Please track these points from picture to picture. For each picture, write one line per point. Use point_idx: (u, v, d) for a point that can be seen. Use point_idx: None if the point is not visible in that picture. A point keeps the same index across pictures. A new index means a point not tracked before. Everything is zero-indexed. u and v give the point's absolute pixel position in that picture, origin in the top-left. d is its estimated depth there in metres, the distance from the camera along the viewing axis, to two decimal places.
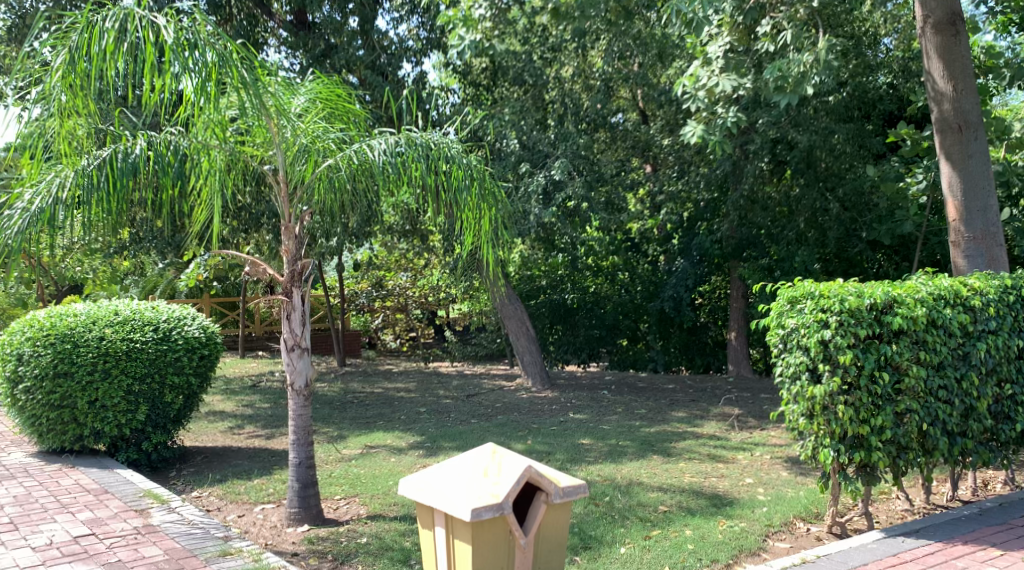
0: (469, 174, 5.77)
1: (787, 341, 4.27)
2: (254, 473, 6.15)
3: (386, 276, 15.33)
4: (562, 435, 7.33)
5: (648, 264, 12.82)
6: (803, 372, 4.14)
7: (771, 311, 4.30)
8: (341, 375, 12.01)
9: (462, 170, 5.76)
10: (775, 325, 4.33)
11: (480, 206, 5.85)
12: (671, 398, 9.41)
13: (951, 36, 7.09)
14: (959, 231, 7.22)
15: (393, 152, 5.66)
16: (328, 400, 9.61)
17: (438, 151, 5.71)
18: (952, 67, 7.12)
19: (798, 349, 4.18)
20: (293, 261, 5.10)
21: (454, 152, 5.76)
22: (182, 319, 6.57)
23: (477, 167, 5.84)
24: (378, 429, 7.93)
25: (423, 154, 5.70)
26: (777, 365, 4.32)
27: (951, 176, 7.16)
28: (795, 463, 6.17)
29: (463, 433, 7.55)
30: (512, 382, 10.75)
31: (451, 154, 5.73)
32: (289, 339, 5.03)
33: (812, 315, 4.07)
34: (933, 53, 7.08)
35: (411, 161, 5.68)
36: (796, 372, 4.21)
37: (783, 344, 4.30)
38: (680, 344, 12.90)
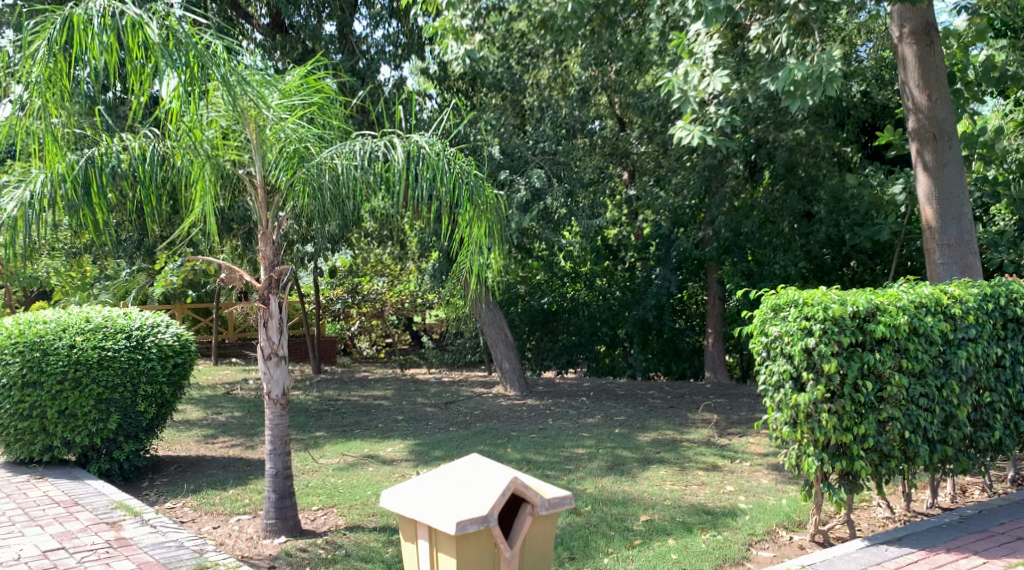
0: (455, 178, 5.72)
1: (770, 349, 4.25)
2: (229, 483, 6.04)
3: (362, 282, 14.96)
4: (542, 443, 7.30)
5: (626, 270, 12.84)
6: (787, 380, 4.12)
7: (754, 318, 4.28)
8: (317, 382, 11.89)
9: (448, 173, 5.71)
10: (759, 333, 4.31)
11: (466, 210, 5.80)
12: (650, 405, 9.41)
13: (926, 46, 7.17)
14: (934, 239, 7.27)
15: (377, 156, 5.66)
16: (304, 408, 9.50)
17: (421, 155, 5.68)
18: (927, 78, 7.19)
19: (781, 356, 4.16)
20: (270, 268, 4.99)
21: (439, 156, 5.71)
22: (156, 326, 6.43)
23: (462, 170, 5.78)
24: (355, 436, 7.85)
25: (406, 159, 5.65)
26: (761, 374, 4.29)
27: (927, 185, 7.22)
28: (774, 470, 6.17)
29: (442, 440, 7.49)
30: (490, 388, 10.69)
31: (435, 157, 5.69)
32: (266, 347, 4.93)
33: (796, 322, 4.05)
34: (908, 64, 7.16)
35: (393, 165, 5.63)
36: (780, 381, 4.19)
37: (767, 352, 4.28)
38: (658, 350, 12.91)
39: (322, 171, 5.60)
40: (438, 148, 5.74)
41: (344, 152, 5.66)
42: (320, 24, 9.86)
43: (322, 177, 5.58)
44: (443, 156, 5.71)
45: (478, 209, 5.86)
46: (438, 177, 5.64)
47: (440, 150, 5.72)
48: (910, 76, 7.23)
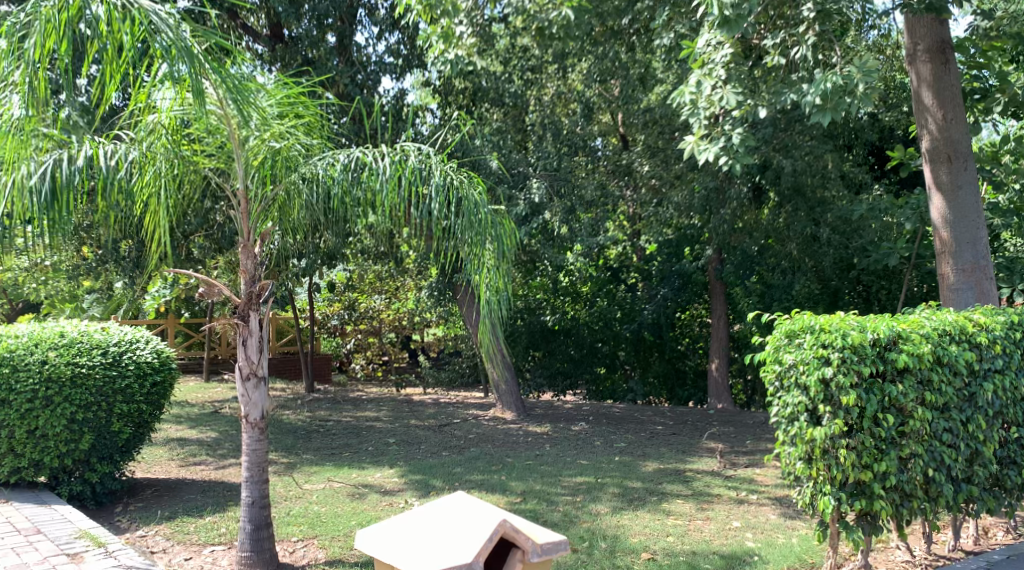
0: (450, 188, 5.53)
1: (784, 379, 3.94)
2: (207, 510, 5.73)
3: (359, 298, 14.61)
4: (538, 470, 6.98)
5: (627, 291, 12.51)
6: (802, 413, 3.81)
7: (767, 345, 3.98)
8: (309, 401, 11.56)
9: (442, 185, 5.53)
10: (772, 360, 4.00)
11: (466, 222, 5.53)
12: (651, 431, 9.09)
13: (941, 64, 6.92)
14: (948, 264, 6.97)
15: (366, 170, 5.50)
16: (293, 428, 9.18)
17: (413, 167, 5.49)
18: (941, 97, 6.94)
19: (795, 386, 3.86)
20: (251, 283, 4.71)
21: (432, 167, 5.55)
22: (134, 342, 6.13)
23: (458, 182, 5.56)
24: (344, 461, 7.53)
25: (395, 171, 5.48)
26: (773, 405, 3.98)
27: (941, 207, 6.92)
28: (783, 504, 5.86)
29: (434, 467, 7.18)
30: (486, 411, 10.38)
31: (428, 169, 5.54)
32: (244, 367, 4.63)
33: (812, 350, 3.74)
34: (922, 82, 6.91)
35: (379, 178, 5.45)
36: (794, 413, 3.87)
37: (780, 382, 3.97)
38: (661, 374, 12.64)
39: (308, 184, 5.46)
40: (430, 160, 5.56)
41: (328, 164, 5.51)
42: (319, 35, 9.63)
43: (308, 190, 5.46)
44: (436, 167, 5.55)
45: (482, 223, 5.57)
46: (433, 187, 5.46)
47: (432, 162, 5.54)
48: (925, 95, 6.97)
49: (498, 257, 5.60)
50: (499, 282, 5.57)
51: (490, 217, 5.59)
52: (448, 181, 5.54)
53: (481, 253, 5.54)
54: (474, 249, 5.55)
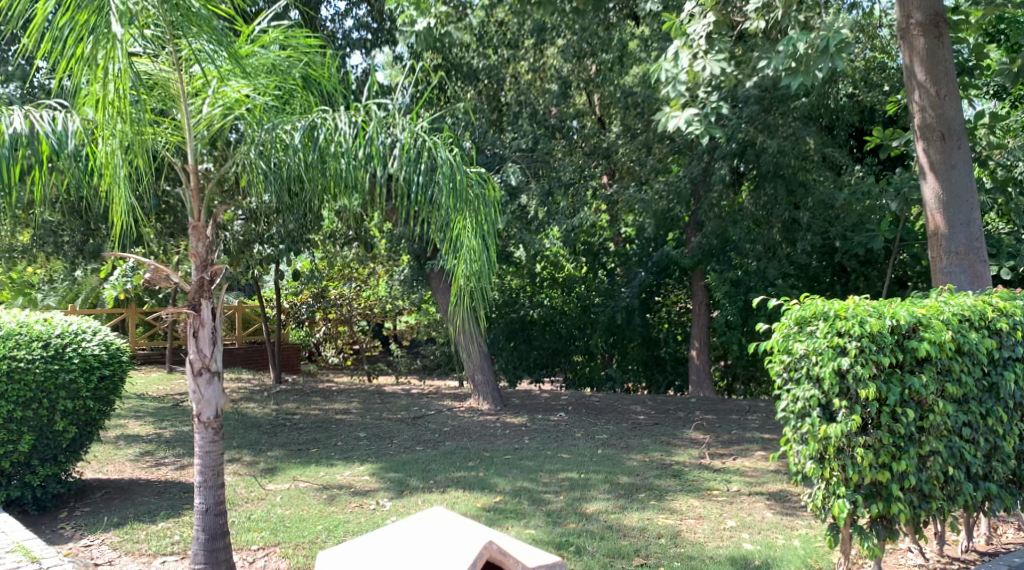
0: (425, 156, 5.19)
1: (793, 370, 3.59)
2: (159, 514, 5.28)
3: (329, 286, 14.11)
4: (517, 465, 6.61)
5: (606, 276, 12.12)
6: (814, 408, 3.46)
7: (774, 333, 3.63)
8: (275, 392, 11.10)
9: (417, 153, 5.20)
10: (779, 349, 3.65)
11: (446, 193, 5.17)
12: (633, 421, 8.74)
13: (935, 39, 6.54)
14: (940, 247, 6.61)
15: (326, 140, 5.13)
16: (258, 423, 8.71)
17: (381, 133, 5.16)
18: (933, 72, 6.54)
19: (806, 378, 3.51)
20: (202, 269, 4.27)
21: (404, 135, 5.21)
22: (80, 333, 5.66)
23: (429, 146, 5.22)
24: (311, 457, 7.11)
25: (361, 140, 5.14)
26: (780, 400, 3.63)
27: (934, 188, 6.55)
28: (778, 499, 5.54)
29: (407, 463, 6.78)
30: (461, 401, 9.98)
31: (401, 136, 5.20)
32: (195, 362, 4.20)
33: (826, 339, 3.39)
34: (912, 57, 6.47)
35: (342, 147, 5.11)
36: (805, 408, 3.52)
37: (787, 373, 3.62)
38: (640, 360, 12.29)
39: (262, 154, 5.09)
40: (403, 127, 5.22)
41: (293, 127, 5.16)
42: (282, 8, 9.16)
43: (262, 161, 5.10)
44: (409, 133, 5.22)
45: (463, 193, 5.21)
46: (407, 145, 5.15)
47: (405, 129, 5.22)
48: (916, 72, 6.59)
49: (476, 228, 5.22)
50: (480, 258, 5.22)
51: (470, 186, 5.21)
52: (424, 149, 5.21)
53: (461, 225, 5.18)
54: (454, 221, 5.19)
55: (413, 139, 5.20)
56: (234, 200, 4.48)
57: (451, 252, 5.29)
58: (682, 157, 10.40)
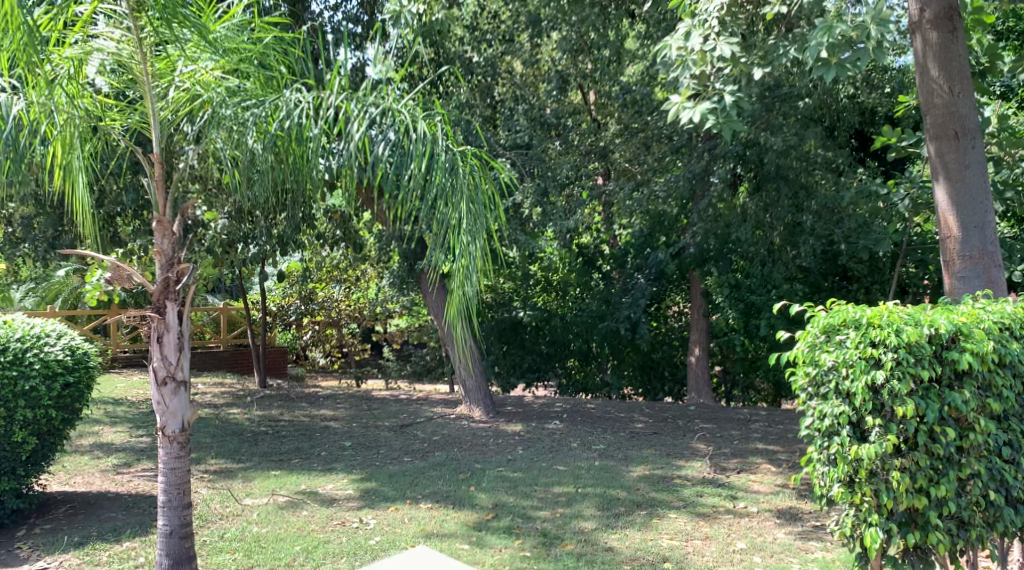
0: (414, 139, 4.93)
1: (818, 383, 3.74)
2: (126, 532, 4.91)
3: (317, 288, 13.79)
4: (512, 478, 6.26)
5: (601, 280, 11.75)
6: (846, 427, 3.61)
7: (801, 345, 3.78)
8: (259, 398, 10.70)
9: (407, 134, 4.95)
10: (805, 360, 3.80)
11: (437, 180, 4.91)
12: (631, 430, 8.40)
13: (949, 33, 6.01)
14: (952, 250, 6.09)
15: (299, 121, 4.91)
16: (239, 430, 8.33)
17: (367, 113, 4.93)
18: (947, 68, 6.04)
19: (834, 393, 3.66)
20: (167, 267, 3.91)
21: (393, 113, 4.98)
22: (42, 337, 5.30)
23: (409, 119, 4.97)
24: (293, 468, 6.73)
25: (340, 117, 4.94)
26: (807, 416, 3.79)
27: (946, 190, 6.04)
28: (789, 518, 5.22)
29: (394, 474, 6.41)
30: (452, 408, 9.62)
31: (388, 114, 4.98)
32: (160, 371, 3.85)
33: (859, 351, 3.54)
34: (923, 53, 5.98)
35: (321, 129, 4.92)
36: (833, 428, 3.68)
37: (814, 388, 3.78)
38: (637, 366, 11.90)
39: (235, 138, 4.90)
40: (391, 106, 4.99)
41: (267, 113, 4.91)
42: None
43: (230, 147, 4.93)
44: (397, 113, 4.98)
45: (456, 182, 4.94)
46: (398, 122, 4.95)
47: (395, 108, 4.98)
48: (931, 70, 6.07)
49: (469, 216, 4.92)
50: (471, 253, 4.90)
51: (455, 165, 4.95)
52: (413, 133, 4.94)
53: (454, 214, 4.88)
54: (446, 213, 4.91)
55: (401, 120, 4.96)
56: (205, 195, 4.12)
57: (443, 247, 5.00)
58: (682, 156, 10.12)
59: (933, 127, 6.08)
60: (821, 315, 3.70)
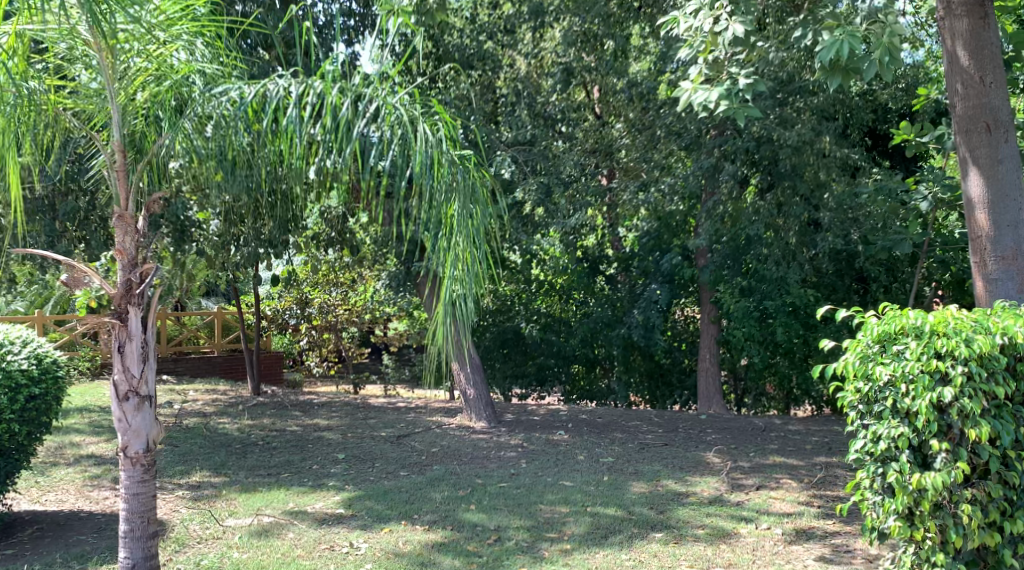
0: (400, 134, 4.63)
1: (871, 400, 3.87)
2: (95, 557, 4.51)
3: (313, 292, 13.40)
4: (515, 496, 5.85)
5: (606, 284, 11.32)
6: (907, 451, 3.75)
7: (853, 357, 3.87)
8: (251, 406, 10.28)
9: (392, 125, 4.65)
10: (855, 372, 3.91)
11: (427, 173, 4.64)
12: (640, 441, 7.98)
13: (979, 19, 5.48)
14: (983, 252, 5.54)
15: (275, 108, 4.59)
16: (229, 441, 7.92)
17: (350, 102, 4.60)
18: (976, 57, 5.54)
19: (891, 412, 3.79)
20: (130, 270, 3.68)
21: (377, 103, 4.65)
22: (4, 345, 4.91)
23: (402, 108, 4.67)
24: (282, 483, 6.32)
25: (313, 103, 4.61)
26: (860, 438, 3.90)
27: (977, 186, 5.50)
28: (817, 544, 4.81)
29: (390, 491, 6.00)
30: (452, 418, 9.20)
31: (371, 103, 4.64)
32: (122, 385, 3.59)
33: (925, 364, 3.64)
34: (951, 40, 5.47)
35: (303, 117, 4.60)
36: (890, 453, 3.81)
37: (868, 405, 3.91)
38: (645, 372, 11.40)
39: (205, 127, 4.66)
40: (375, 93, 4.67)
41: (230, 101, 4.68)
42: None
43: (203, 139, 4.71)
44: (380, 102, 4.65)
45: (449, 175, 4.66)
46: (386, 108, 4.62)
47: (378, 96, 4.65)
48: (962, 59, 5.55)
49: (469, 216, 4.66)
50: (470, 252, 4.64)
51: (451, 163, 4.67)
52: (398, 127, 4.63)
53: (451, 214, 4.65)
54: (439, 211, 4.64)
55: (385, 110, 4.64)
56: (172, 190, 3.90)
57: (438, 246, 4.74)
58: (691, 154, 9.72)
59: (962, 119, 5.57)
60: (878, 325, 3.81)
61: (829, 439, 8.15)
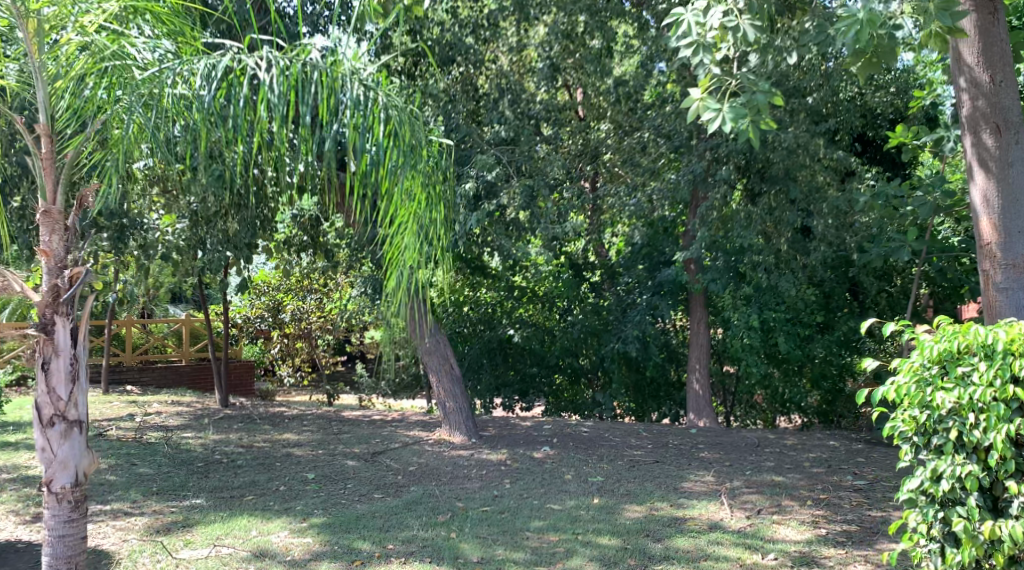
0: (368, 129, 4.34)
1: (930, 432, 3.77)
2: None
3: (286, 299, 12.91)
4: (499, 522, 5.39)
5: (590, 291, 10.91)
6: (976, 494, 3.65)
7: (910, 382, 3.74)
8: (217, 419, 9.74)
9: (361, 116, 4.35)
10: (911, 400, 3.78)
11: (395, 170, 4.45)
12: (629, 458, 7.54)
13: (989, 16, 5.16)
14: (991, 259, 5.08)
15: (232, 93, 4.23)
16: (190, 459, 7.40)
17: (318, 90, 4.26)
18: (986, 56, 5.19)
19: (953, 447, 3.70)
20: (56, 275, 3.82)
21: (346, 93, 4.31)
22: None
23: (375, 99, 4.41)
24: (244, 508, 5.82)
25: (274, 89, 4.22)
26: (920, 475, 3.81)
27: (987, 188, 5.06)
28: None
29: (363, 517, 5.52)
30: (431, 432, 8.73)
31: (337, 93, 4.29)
32: (49, 407, 3.74)
33: (1001, 392, 3.48)
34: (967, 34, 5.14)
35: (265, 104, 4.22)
36: (954, 495, 3.73)
37: (928, 437, 3.80)
38: (633, 385, 10.96)
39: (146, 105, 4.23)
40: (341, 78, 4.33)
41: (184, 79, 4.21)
42: None
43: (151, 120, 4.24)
44: (349, 92, 4.31)
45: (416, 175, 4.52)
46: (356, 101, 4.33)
47: (346, 86, 4.32)
48: (973, 57, 5.17)
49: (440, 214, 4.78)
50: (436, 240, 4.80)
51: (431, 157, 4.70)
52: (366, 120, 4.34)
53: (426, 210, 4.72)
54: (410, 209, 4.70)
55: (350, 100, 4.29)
56: (97, 187, 3.96)
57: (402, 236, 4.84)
58: (681, 156, 9.36)
59: (971, 118, 5.16)
60: (940, 345, 3.66)
61: (827, 455, 7.79)
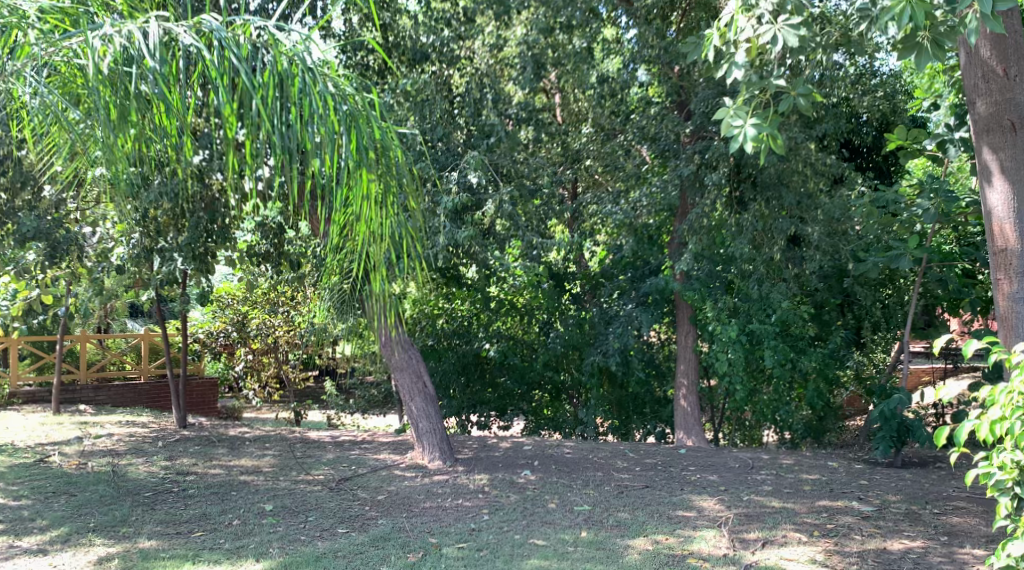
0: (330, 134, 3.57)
1: None
2: None
3: (250, 313, 12.26)
4: (477, 563, 4.81)
5: (571, 302, 10.34)
6: None
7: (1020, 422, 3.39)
8: (173, 442, 9.07)
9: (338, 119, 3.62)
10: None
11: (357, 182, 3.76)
12: (616, 483, 6.95)
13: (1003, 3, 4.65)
14: (1009, 270, 4.60)
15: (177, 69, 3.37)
16: (137, 488, 6.74)
17: (273, 82, 3.43)
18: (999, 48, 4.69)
19: None
20: None
21: (308, 85, 3.51)
22: None
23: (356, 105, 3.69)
24: (191, 548, 5.17)
25: (221, 71, 3.37)
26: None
27: (1004, 191, 4.57)
28: None
29: (323, 557, 4.91)
30: (402, 454, 8.12)
31: (299, 85, 3.49)
32: None
33: None
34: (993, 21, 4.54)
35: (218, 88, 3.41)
36: None
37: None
38: (615, 401, 10.37)
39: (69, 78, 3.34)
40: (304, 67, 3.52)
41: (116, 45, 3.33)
42: None
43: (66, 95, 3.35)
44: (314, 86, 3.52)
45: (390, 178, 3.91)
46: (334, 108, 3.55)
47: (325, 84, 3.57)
48: (985, 50, 4.65)
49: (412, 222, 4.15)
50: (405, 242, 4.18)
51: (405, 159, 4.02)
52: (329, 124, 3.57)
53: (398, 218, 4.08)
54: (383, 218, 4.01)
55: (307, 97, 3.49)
56: None
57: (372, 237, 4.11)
58: (667, 160, 8.87)
59: (982, 117, 4.66)
60: None
61: (827, 477, 7.28)
